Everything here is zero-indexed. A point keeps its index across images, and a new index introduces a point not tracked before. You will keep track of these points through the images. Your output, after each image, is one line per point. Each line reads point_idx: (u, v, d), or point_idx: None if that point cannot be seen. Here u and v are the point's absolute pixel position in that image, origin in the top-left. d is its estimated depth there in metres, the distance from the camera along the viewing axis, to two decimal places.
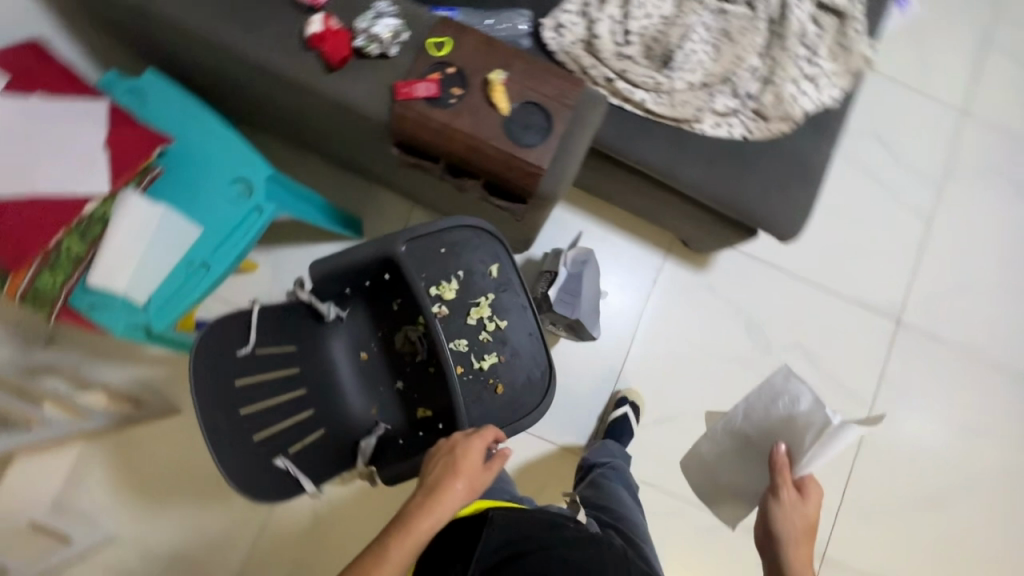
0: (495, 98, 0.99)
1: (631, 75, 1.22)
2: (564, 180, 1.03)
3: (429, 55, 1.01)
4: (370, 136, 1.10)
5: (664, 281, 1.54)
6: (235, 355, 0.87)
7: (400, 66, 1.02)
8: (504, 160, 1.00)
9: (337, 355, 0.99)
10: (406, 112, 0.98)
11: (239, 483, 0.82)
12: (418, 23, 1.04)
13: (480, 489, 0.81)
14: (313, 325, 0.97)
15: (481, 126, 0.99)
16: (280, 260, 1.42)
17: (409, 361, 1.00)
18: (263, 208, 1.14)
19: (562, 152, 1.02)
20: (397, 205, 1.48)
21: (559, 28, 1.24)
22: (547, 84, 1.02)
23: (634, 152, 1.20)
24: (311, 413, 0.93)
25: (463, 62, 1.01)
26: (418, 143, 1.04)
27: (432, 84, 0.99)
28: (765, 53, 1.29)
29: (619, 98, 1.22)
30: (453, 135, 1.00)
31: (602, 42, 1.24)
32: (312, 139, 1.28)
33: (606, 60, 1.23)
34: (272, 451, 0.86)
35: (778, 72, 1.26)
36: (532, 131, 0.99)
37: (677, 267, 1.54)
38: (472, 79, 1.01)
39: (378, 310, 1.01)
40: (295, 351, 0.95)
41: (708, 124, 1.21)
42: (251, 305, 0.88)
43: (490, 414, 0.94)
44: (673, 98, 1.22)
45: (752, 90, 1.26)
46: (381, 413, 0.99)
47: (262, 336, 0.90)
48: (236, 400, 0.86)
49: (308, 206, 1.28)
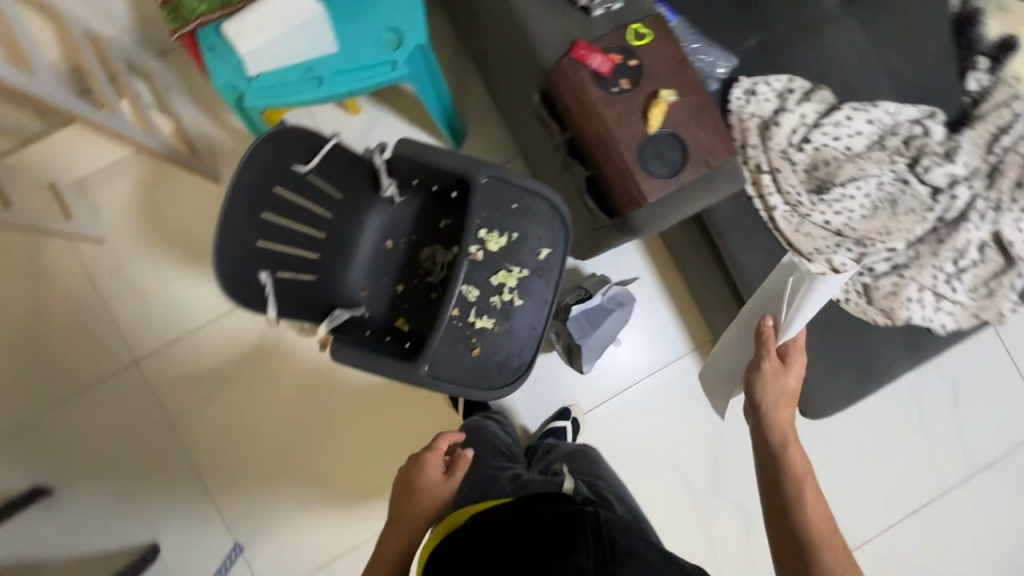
0: (652, 114, 0.96)
1: (781, 178, 1.18)
2: (655, 225, 1.03)
3: (624, 37, 0.98)
4: (524, 70, 1.08)
5: (674, 370, 1.50)
6: (288, 167, 0.88)
7: (592, 30, 1.00)
8: (619, 170, 0.98)
9: (371, 228, 1.02)
10: (569, 74, 0.97)
11: (221, 269, 0.83)
12: (635, 3, 1.01)
13: (448, 492, 1.00)
14: (367, 189, 0.99)
15: (621, 129, 0.97)
16: (380, 120, 1.44)
17: (420, 275, 1.03)
18: (396, 66, 1.13)
19: (671, 202, 1.00)
20: (504, 145, 1.47)
21: (750, 94, 1.19)
22: (705, 133, 0.98)
23: (731, 245, 1.18)
24: (314, 256, 0.95)
25: (648, 64, 0.98)
26: (559, 104, 1.02)
27: (608, 63, 0.97)
28: (917, 244, 1.20)
29: (755, 193, 1.19)
30: (593, 120, 0.98)
31: (779, 132, 1.19)
32: (476, 39, 1.28)
33: (769, 149, 1.19)
34: (261, 263, 0.87)
35: (913, 268, 1.19)
36: (661, 164, 0.97)
37: (694, 367, 1.50)
38: (645, 84, 0.98)
39: (427, 218, 1.03)
40: (337, 199, 0.96)
41: (813, 270, 1.18)
42: (330, 137, 0.89)
43: (451, 367, 0.92)
44: (802, 227, 1.18)
45: (878, 268, 1.20)
46: (367, 299, 1.02)
47: (320, 168, 0.91)
48: (263, 203, 0.87)
49: (433, 91, 1.28)
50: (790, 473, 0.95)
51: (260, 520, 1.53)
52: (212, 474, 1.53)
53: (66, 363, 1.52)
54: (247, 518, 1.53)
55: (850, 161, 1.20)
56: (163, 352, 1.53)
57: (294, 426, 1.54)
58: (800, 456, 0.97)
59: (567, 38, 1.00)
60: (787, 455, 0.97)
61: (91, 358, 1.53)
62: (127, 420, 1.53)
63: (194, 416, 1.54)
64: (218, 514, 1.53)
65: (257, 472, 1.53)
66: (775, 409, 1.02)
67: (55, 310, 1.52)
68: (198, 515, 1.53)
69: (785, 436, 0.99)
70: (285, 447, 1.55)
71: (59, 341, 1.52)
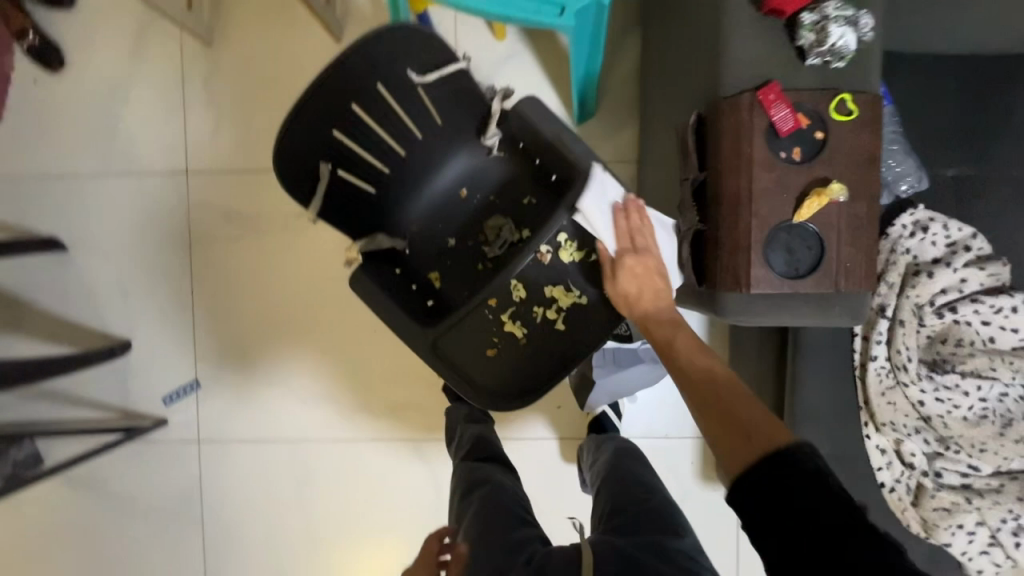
0: (808, 202, 0.80)
1: (901, 334, 1.01)
2: (741, 320, 0.88)
3: (824, 103, 0.82)
4: (694, 84, 0.93)
5: (670, 449, 1.38)
6: (404, 70, 0.78)
7: (793, 77, 0.83)
8: (735, 243, 0.84)
9: (453, 168, 0.92)
10: (742, 112, 0.82)
11: (288, 138, 0.76)
12: (858, 71, 0.83)
13: None
14: (469, 128, 0.89)
15: (763, 200, 0.82)
16: (519, 59, 1.31)
17: (477, 242, 0.94)
18: (563, 14, 0.99)
19: (776, 305, 0.85)
20: (628, 145, 1.33)
21: (921, 230, 1.01)
22: (850, 250, 0.82)
23: (802, 370, 1.03)
24: (385, 171, 0.86)
25: (833, 145, 0.82)
26: (711, 138, 0.87)
27: (792, 120, 0.81)
28: (1002, 475, 1.03)
29: (860, 333, 1.04)
30: (739, 174, 0.83)
31: (928, 285, 1.00)
32: (659, 24, 1.12)
33: (907, 298, 1.01)
34: (330, 153, 0.80)
35: (986, 500, 1.02)
36: (785, 258, 0.83)
37: (691, 458, 1.38)
38: (816, 166, 0.82)
39: (514, 187, 0.93)
40: (437, 125, 0.87)
41: (875, 442, 1.03)
42: (462, 60, 0.78)
43: (462, 353, 0.84)
44: (891, 394, 1.02)
45: (945, 476, 1.04)
46: (413, 238, 0.93)
47: (432, 85, 0.80)
48: (360, 94, 0.77)
49: (585, 55, 1.14)
50: (690, 364, 0.79)
51: (237, 364, 1.62)
52: (215, 303, 1.62)
53: (138, 144, 1.59)
54: (225, 356, 1.62)
55: (985, 353, 1.01)
56: (224, 177, 1.58)
57: (303, 301, 1.61)
58: (693, 350, 0.80)
59: (760, 72, 0.83)
60: (685, 359, 0.80)
61: (160, 150, 1.59)
62: (166, 220, 1.61)
63: (221, 246, 1.60)
64: (204, 341, 1.62)
65: (250, 322, 1.62)
66: (689, 360, 0.79)
67: (149, 92, 1.57)
68: (186, 332, 1.62)
69: (670, 346, 0.81)
70: (288, 313, 1.61)
71: (140, 122, 1.58)
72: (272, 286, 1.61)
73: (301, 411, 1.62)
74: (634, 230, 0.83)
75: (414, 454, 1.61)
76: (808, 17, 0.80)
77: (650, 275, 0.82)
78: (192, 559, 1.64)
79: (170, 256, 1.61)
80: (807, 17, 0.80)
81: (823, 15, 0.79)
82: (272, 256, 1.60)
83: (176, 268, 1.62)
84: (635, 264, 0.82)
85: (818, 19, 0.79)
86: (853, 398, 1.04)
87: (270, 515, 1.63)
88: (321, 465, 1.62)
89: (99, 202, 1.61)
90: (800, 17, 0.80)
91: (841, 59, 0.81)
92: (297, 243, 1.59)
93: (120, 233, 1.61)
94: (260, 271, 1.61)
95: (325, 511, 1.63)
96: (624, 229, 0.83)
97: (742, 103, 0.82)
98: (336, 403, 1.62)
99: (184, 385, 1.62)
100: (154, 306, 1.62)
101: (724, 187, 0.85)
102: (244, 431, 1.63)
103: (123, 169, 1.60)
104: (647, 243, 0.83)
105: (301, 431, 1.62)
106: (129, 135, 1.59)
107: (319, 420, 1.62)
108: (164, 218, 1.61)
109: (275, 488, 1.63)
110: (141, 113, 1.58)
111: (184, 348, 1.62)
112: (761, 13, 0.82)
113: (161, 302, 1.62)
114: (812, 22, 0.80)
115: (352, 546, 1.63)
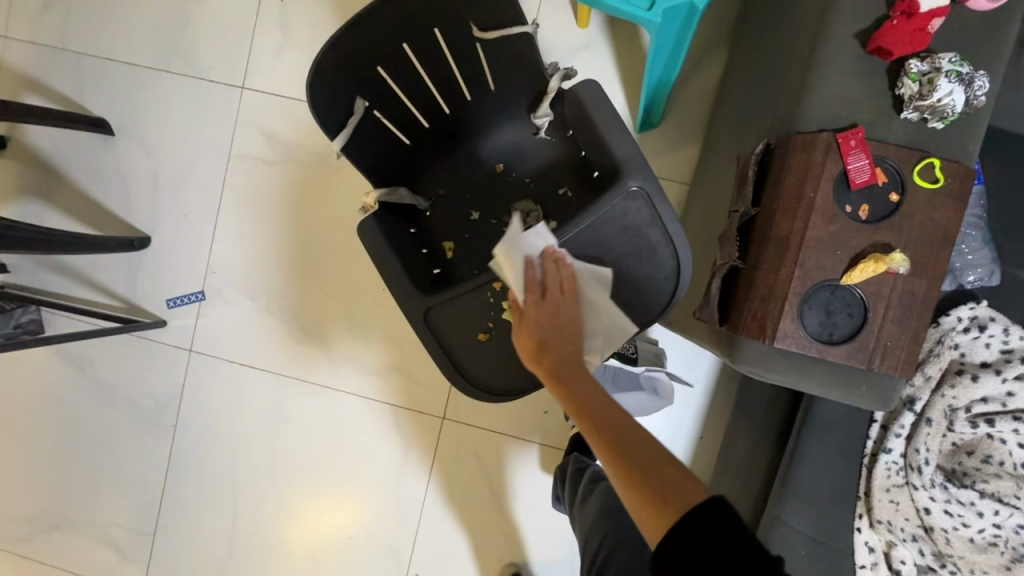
0: (863, 265, 0.73)
1: (922, 432, 0.93)
2: (754, 370, 0.81)
3: (908, 163, 0.73)
4: (769, 112, 0.86)
5: None
6: (467, 21, 0.72)
7: (881, 128, 0.75)
8: (768, 289, 0.77)
9: (496, 140, 0.89)
10: (815, 151, 0.75)
11: (321, 63, 0.67)
12: (956, 137, 0.74)
13: None
14: (520, 101, 0.84)
15: (812, 252, 0.75)
16: (594, 49, 1.26)
17: (501, 222, 0.90)
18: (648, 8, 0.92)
19: (797, 370, 0.78)
20: (683, 164, 1.26)
21: (978, 327, 0.91)
22: (895, 328, 0.75)
23: (806, 441, 0.95)
24: (423, 123, 0.82)
25: (906, 211, 0.74)
26: (773, 173, 0.80)
27: (869, 173, 0.73)
28: None
29: (880, 420, 0.96)
30: (793, 218, 0.76)
31: (970, 389, 0.91)
32: (749, 44, 1.04)
33: (942, 396, 0.92)
34: (369, 93, 0.74)
35: None
36: (820, 319, 0.76)
37: None
38: (881, 228, 0.74)
39: (552, 176, 0.88)
40: (489, 89, 0.82)
41: (864, 537, 0.95)
42: (530, 24, 0.71)
43: (453, 331, 0.79)
44: (895, 492, 0.95)
45: None
46: (440, 199, 0.90)
47: (492, 46, 0.75)
48: (414, 35, 0.71)
49: (662, 59, 1.06)
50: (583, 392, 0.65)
51: (243, 287, 1.63)
52: (237, 223, 1.62)
53: (203, 49, 1.60)
54: (234, 276, 1.63)
55: (1013, 478, 0.91)
56: (276, 101, 1.58)
57: (320, 242, 1.60)
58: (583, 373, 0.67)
59: (846, 113, 0.75)
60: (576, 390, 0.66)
61: (221, 60, 1.59)
62: (210, 132, 1.61)
63: (257, 168, 1.61)
64: (218, 256, 1.63)
65: (265, 250, 1.62)
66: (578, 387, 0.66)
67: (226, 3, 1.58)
68: (203, 243, 1.63)
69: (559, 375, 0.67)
70: (303, 250, 1.61)
71: (210, 28, 1.59)
72: (295, 219, 1.60)
73: (293, 349, 1.62)
74: (549, 283, 0.69)
75: (389, 420, 1.59)
76: (916, 65, 0.71)
77: (557, 333, 0.68)
78: (156, 462, 1.67)
79: (206, 165, 1.63)
80: (915, 65, 0.72)
81: (934, 67, 0.71)
82: (302, 190, 1.59)
83: (210, 179, 1.63)
84: (541, 313, 0.68)
85: (927, 70, 0.71)
86: (853, 484, 0.96)
87: (237, 441, 1.64)
88: (298, 406, 1.62)
89: (153, 97, 1.63)
90: (908, 63, 0.72)
91: (941, 119, 0.73)
92: (329, 184, 1.58)
93: (165, 132, 1.63)
94: (287, 202, 1.60)
95: (291, 452, 1.62)
96: (535, 276, 0.69)
97: (818, 142, 0.75)
98: (327, 349, 1.61)
99: (188, 294, 1.64)
100: (180, 210, 1.64)
101: (774, 228, 0.78)
102: (234, 354, 1.63)
103: (183, 70, 1.61)
104: (562, 298, 0.69)
105: (287, 369, 1.62)
106: (197, 38, 1.60)
107: (306, 362, 1.61)
108: (209, 127, 1.61)
109: (249, 416, 1.63)
110: (214, 19, 1.59)
111: (198, 258, 1.64)
112: (865, 50, 0.75)
113: (187, 208, 1.64)
114: (920, 71, 0.71)
115: (307, 493, 1.62)
